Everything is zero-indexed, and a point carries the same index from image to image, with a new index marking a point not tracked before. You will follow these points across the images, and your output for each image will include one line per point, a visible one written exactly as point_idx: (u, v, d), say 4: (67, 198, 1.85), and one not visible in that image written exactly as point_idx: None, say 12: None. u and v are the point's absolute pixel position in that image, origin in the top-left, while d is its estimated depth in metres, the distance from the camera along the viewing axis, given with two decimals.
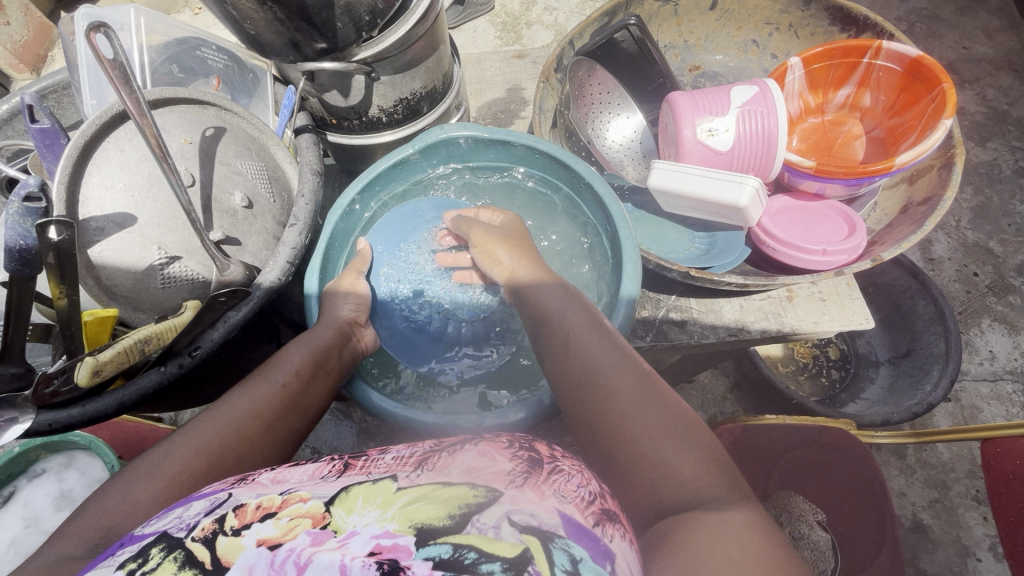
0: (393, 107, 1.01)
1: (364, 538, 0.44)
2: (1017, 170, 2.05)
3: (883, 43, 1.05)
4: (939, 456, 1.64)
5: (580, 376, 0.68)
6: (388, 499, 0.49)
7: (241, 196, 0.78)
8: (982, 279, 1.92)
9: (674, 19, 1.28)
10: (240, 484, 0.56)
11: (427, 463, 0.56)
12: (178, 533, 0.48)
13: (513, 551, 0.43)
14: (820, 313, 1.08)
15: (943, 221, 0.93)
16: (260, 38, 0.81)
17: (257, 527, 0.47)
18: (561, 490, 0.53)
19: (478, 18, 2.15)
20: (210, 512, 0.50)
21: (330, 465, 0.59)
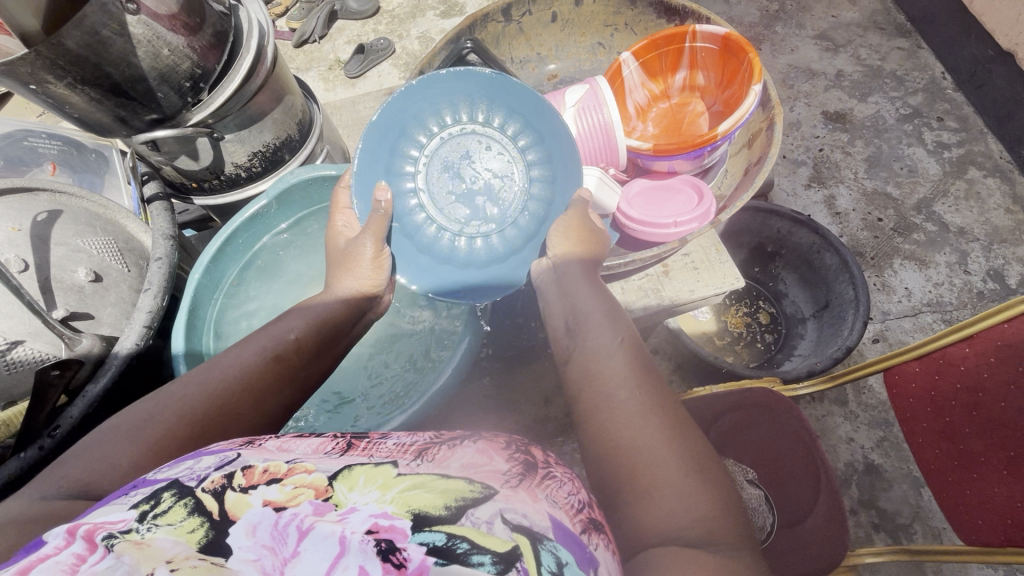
0: (249, 161, 1.05)
1: (363, 515, 0.42)
2: (899, 117, 2.18)
3: (696, 27, 1.14)
4: (877, 395, 1.70)
5: (600, 393, 0.68)
6: (388, 482, 0.48)
7: (85, 271, 0.80)
8: (886, 223, 2.01)
9: (522, 36, 1.37)
10: (249, 447, 0.53)
11: (426, 454, 0.57)
12: (189, 481, 0.46)
13: (505, 546, 0.42)
14: (695, 280, 1.14)
15: (769, 176, 1.01)
16: (87, 120, 0.83)
17: (263, 490, 0.45)
18: (554, 495, 0.54)
19: (382, 62, 2.22)
20: (221, 467, 0.48)
21: (333, 442, 0.57)
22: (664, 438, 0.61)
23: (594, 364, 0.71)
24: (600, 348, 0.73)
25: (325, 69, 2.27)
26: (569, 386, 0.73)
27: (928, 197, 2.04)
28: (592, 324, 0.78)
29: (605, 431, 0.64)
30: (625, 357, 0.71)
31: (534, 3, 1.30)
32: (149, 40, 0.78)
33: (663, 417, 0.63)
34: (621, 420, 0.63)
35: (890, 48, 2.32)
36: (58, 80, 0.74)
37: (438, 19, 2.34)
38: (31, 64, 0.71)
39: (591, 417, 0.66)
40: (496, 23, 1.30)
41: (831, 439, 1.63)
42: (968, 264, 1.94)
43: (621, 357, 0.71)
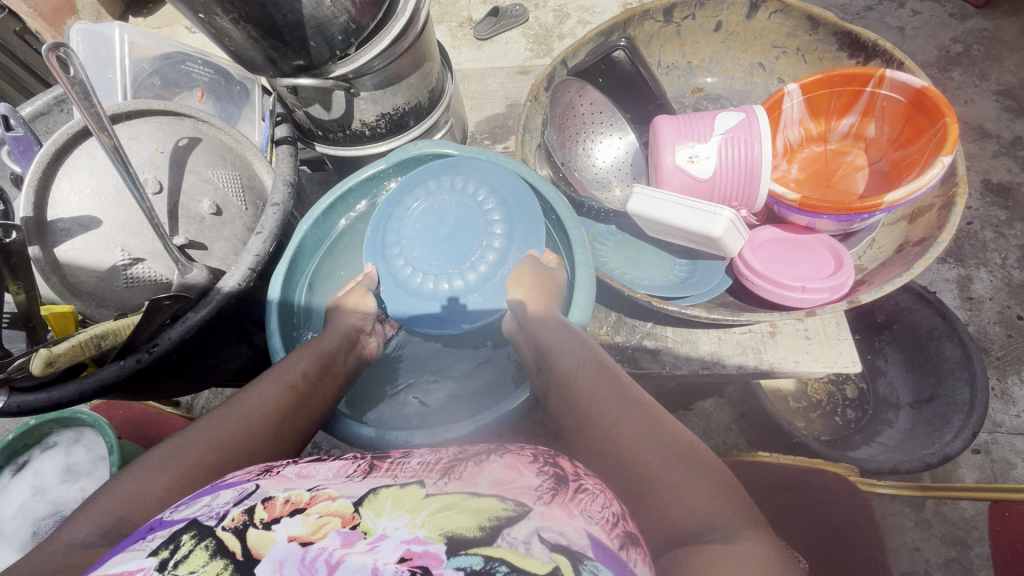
0: (376, 122, 1.04)
1: (394, 542, 0.44)
2: None
3: (887, 72, 0.99)
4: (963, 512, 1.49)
5: (587, 409, 0.69)
6: (417, 505, 0.50)
7: (209, 204, 0.82)
8: None
9: (677, 40, 1.26)
10: (266, 477, 0.57)
11: (453, 471, 0.57)
12: (208, 520, 0.48)
13: (545, 568, 0.42)
14: (803, 352, 1.03)
15: (932, 265, 0.87)
16: (240, 54, 0.84)
17: (286, 522, 0.47)
18: (588, 510, 0.51)
19: (511, 29, 2.16)
20: (240, 503, 0.51)
21: (354, 466, 0.61)
22: (642, 436, 0.62)
23: (573, 380, 0.73)
24: (571, 365, 0.74)
25: (455, 25, 2.23)
26: (556, 403, 0.74)
27: None
28: (564, 342, 0.78)
29: (597, 450, 0.64)
30: (592, 366, 0.73)
31: (702, 7, 1.19)
32: None
33: (637, 417, 0.64)
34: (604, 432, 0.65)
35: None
36: (226, 13, 0.75)
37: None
38: None
39: (580, 440, 0.67)
40: (653, 21, 1.20)
41: (896, 545, 1.46)
42: None
43: (592, 373, 0.73)
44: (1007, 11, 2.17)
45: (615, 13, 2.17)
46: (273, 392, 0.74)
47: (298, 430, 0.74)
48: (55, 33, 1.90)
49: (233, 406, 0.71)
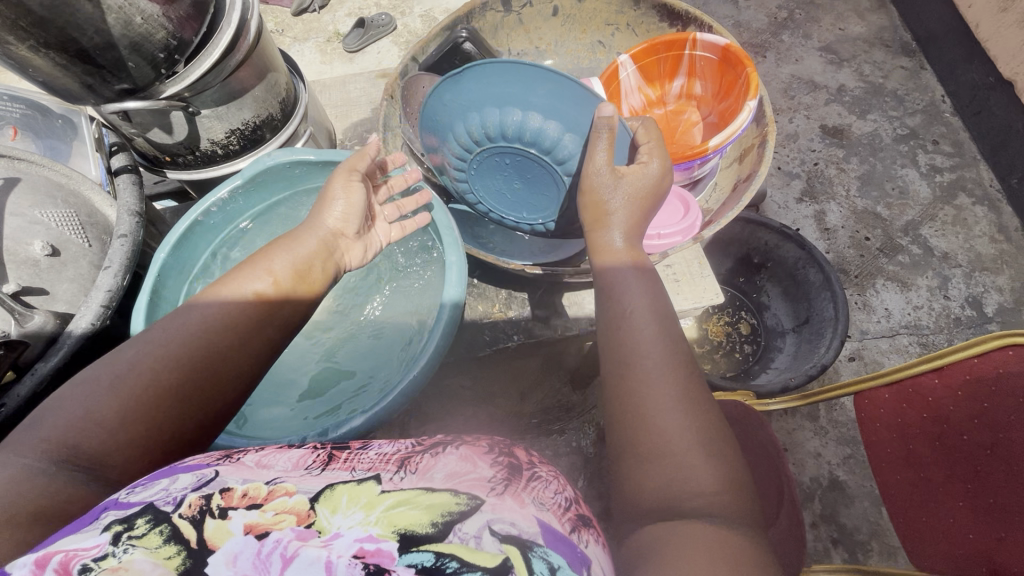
0: (226, 139, 1.01)
1: (348, 539, 0.43)
2: (896, 137, 2.14)
3: (697, 35, 1.12)
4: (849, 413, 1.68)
5: (626, 364, 0.65)
6: (372, 501, 0.48)
7: (42, 245, 0.77)
8: (873, 242, 1.99)
9: (521, 27, 1.33)
10: (226, 464, 0.53)
11: (409, 464, 0.54)
12: (165, 505, 0.45)
13: (495, 561, 0.43)
14: (675, 293, 1.13)
15: (756, 196, 0.99)
16: (52, 83, 0.80)
17: (243, 510, 0.45)
18: (540, 497, 0.54)
19: (381, 39, 2.16)
20: (198, 488, 0.48)
21: (313, 455, 0.58)
22: (670, 407, 0.61)
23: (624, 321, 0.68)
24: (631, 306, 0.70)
25: (324, 40, 2.20)
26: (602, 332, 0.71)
27: (916, 220, 2.01)
28: (622, 280, 0.73)
29: (625, 397, 0.63)
30: (655, 323, 0.68)
31: None
32: (120, 7, 0.75)
33: (676, 388, 0.62)
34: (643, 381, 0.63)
35: (894, 66, 2.27)
36: (20, 41, 0.71)
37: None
38: None
39: (614, 384, 0.65)
40: (494, 12, 1.26)
41: (799, 454, 1.62)
42: (948, 290, 1.91)
43: (654, 327, 0.68)
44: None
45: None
46: (204, 314, 0.65)
47: (241, 364, 0.65)
48: None
49: (155, 334, 0.62)
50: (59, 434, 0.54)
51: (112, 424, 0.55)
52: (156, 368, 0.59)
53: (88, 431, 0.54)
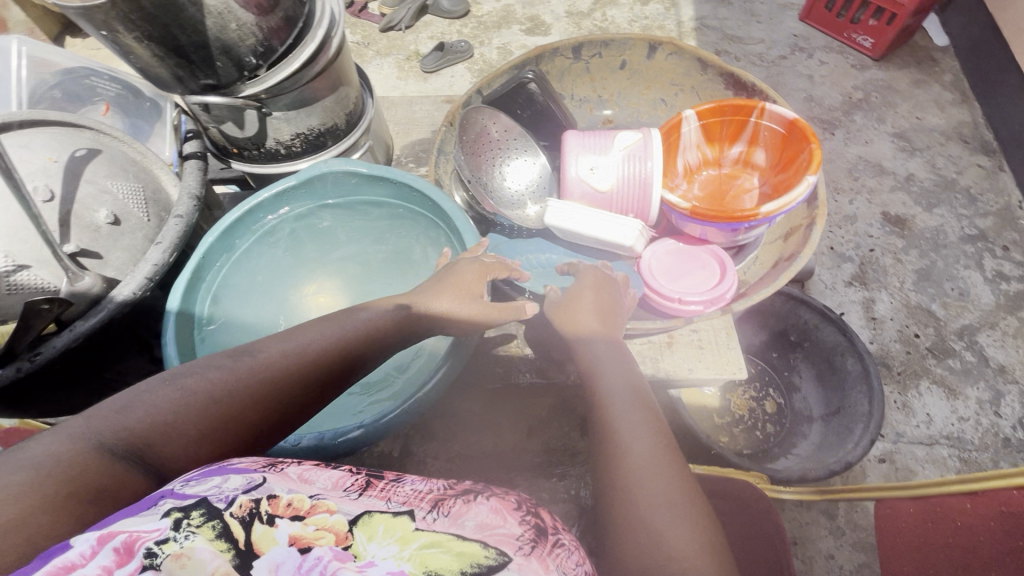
0: (291, 140, 1.07)
1: (381, 569, 0.45)
2: (963, 237, 2.02)
3: (766, 105, 1.11)
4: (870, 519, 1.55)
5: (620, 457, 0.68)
6: (407, 536, 0.49)
7: (105, 214, 0.82)
8: (922, 341, 1.86)
9: (587, 75, 1.37)
10: (270, 471, 0.54)
11: (442, 504, 0.56)
12: (217, 502, 0.46)
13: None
14: (696, 360, 1.10)
15: (794, 277, 0.97)
16: (147, 70, 0.87)
17: (287, 522, 0.47)
18: (565, 567, 0.52)
19: (456, 64, 2.26)
20: (249, 490, 0.49)
21: (351, 478, 0.58)
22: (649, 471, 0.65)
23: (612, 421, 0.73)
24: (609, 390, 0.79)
25: (403, 58, 2.31)
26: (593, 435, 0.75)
27: (973, 325, 1.88)
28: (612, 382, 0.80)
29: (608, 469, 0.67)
30: (631, 399, 0.77)
31: (607, 47, 1.31)
32: (220, 12, 0.81)
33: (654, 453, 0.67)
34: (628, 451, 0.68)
35: (971, 163, 2.15)
36: (128, 31, 0.78)
37: (521, 35, 2.37)
38: (106, 12, 0.75)
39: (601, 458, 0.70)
40: (563, 57, 1.31)
41: (808, 552, 1.50)
42: (999, 406, 1.77)
43: (633, 405, 0.75)
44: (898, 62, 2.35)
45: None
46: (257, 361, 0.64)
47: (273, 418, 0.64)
48: None
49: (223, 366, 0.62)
50: (136, 426, 0.54)
51: (186, 437, 0.56)
52: (247, 396, 0.62)
53: (160, 437, 0.55)
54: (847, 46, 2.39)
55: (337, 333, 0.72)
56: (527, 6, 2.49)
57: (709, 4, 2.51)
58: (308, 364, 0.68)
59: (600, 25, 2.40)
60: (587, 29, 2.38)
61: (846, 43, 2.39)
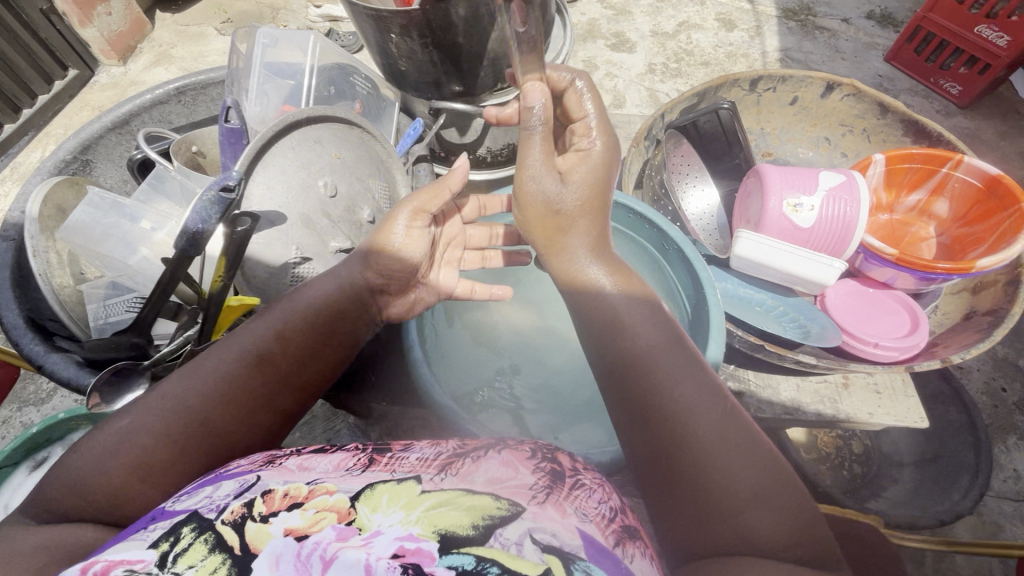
0: (499, 150, 1.08)
1: (388, 538, 0.45)
2: None
3: (965, 158, 1.12)
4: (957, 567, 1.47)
5: (691, 462, 0.52)
6: (412, 502, 0.50)
7: (368, 213, 0.83)
8: (1009, 395, 1.70)
9: (755, 108, 1.39)
10: (268, 468, 0.57)
11: (449, 467, 0.57)
12: (207, 513, 0.49)
13: (535, 570, 0.43)
14: (875, 405, 1.10)
15: (1009, 333, 0.96)
16: (406, 74, 0.89)
17: (284, 515, 0.47)
18: (583, 508, 0.54)
19: None
20: (240, 496, 0.51)
21: (355, 458, 0.60)
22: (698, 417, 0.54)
23: (653, 387, 0.56)
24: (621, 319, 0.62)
25: None
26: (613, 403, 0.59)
27: None
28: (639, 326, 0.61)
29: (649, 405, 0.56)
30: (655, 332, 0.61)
31: (784, 82, 1.32)
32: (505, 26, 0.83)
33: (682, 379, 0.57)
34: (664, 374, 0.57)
35: None
36: (418, 37, 0.80)
37: (606, 49, 2.27)
38: (411, 18, 0.77)
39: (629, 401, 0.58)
40: (739, 88, 1.32)
41: None
42: None
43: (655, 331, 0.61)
44: (983, 112, 2.14)
45: (641, 71, 2.21)
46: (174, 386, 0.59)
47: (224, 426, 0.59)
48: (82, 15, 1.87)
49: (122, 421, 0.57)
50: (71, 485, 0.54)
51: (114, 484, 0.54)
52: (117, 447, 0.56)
53: (90, 493, 0.54)
54: (930, 91, 2.19)
55: (206, 373, 0.60)
56: (611, 22, 2.39)
57: (793, 36, 2.34)
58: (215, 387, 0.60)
59: (684, 48, 2.28)
60: (672, 49, 2.28)
61: (929, 88, 2.19)
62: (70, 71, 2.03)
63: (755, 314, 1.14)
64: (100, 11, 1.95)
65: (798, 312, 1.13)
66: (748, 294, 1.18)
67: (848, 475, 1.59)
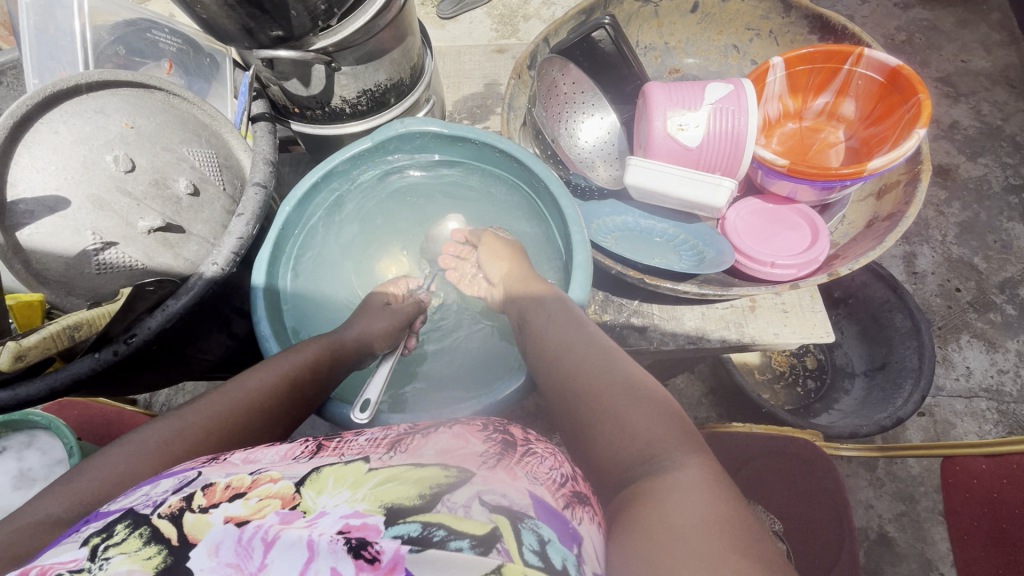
0: (357, 98, 1.00)
1: (332, 517, 0.41)
2: (1007, 187, 1.73)
3: (865, 51, 1.04)
4: (909, 469, 1.39)
5: (597, 397, 0.59)
6: (358, 481, 0.46)
7: (186, 183, 0.75)
8: (963, 295, 1.61)
9: (655, 20, 1.27)
10: (211, 464, 0.52)
11: (399, 444, 0.54)
12: (144, 509, 0.45)
13: (484, 529, 0.40)
14: (782, 324, 1.07)
15: (901, 237, 0.92)
16: (213, 22, 0.79)
17: (226, 506, 0.43)
18: (533, 472, 0.50)
19: (475, 9, 2.00)
20: (180, 489, 0.46)
21: (303, 446, 0.56)
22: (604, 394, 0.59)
23: (567, 368, 0.65)
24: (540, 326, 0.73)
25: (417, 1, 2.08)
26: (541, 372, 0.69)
27: (1016, 279, 1.62)
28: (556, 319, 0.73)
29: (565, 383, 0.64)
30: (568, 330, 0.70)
31: None
32: None
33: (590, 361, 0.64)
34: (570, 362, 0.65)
35: (1017, 109, 1.82)
36: None
37: None
38: None
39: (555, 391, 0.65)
40: (632, 1, 1.20)
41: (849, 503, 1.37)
42: None
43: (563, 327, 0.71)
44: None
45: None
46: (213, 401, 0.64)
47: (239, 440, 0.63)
48: None
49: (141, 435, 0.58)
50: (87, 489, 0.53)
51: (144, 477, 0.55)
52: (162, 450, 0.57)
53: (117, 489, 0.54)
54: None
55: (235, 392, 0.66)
56: None
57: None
58: (257, 402, 0.67)
59: None
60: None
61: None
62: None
63: (653, 246, 1.07)
64: None
65: (697, 239, 1.07)
66: (647, 224, 1.11)
67: (802, 392, 1.60)
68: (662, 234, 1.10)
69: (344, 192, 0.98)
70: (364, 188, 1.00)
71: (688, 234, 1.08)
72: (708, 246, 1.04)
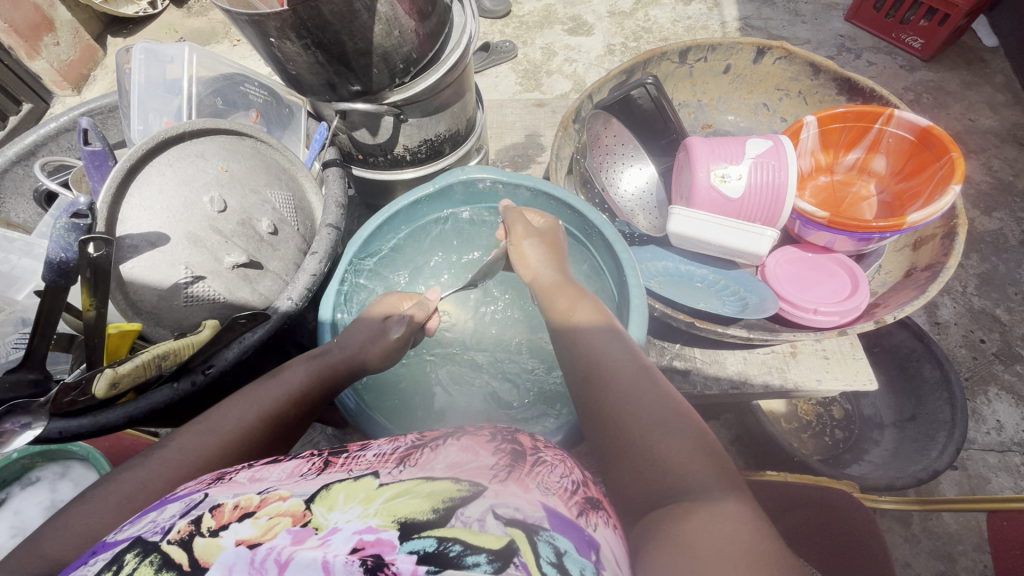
0: (417, 147, 1.06)
1: (346, 533, 0.37)
2: None
3: (895, 111, 1.10)
4: (944, 525, 1.38)
5: (625, 437, 0.56)
6: (371, 495, 0.42)
7: (268, 223, 0.80)
8: (988, 346, 1.62)
9: (689, 80, 1.35)
10: (217, 485, 0.48)
11: (409, 458, 0.49)
12: (152, 536, 0.40)
13: (499, 543, 0.37)
14: (824, 370, 1.09)
15: (944, 288, 0.94)
16: (300, 78, 0.86)
17: (236, 527, 0.39)
18: (545, 482, 0.47)
19: (501, 64, 2.12)
20: (188, 513, 0.42)
21: (309, 463, 0.51)
22: (650, 426, 0.55)
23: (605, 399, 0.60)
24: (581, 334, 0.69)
25: None
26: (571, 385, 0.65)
27: None
28: (594, 335, 0.68)
29: (597, 407, 0.60)
30: (604, 341, 0.67)
31: (714, 51, 1.29)
32: (388, 19, 0.81)
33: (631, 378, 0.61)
34: (610, 378, 0.61)
35: None
36: (298, 39, 0.78)
37: (564, 34, 2.21)
38: (283, 20, 0.75)
39: (588, 410, 0.61)
40: (669, 62, 1.29)
41: None
42: None
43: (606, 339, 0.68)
44: (947, 63, 2.11)
45: (601, 53, 2.16)
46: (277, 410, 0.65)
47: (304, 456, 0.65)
48: (29, 50, 1.87)
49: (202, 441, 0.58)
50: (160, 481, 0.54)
51: None
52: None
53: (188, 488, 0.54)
54: (893, 47, 2.15)
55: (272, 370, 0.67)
56: (567, 6, 2.32)
57: (751, 3, 2.29)
58: None
59: (642, 26, 2.23)
60: (630, 29, 2.22)
61: (892, 44, 2.15)
62: (24, 106, 1.97)
63: (694, 289, 1.10)
64: (48, 42, 1.93)
65: (739, 286, 1.09)
66: (689, 268, 1.14)
67: (831, 442, 1.56)
68: (703, 279, 1.13)
69: (401, 236, 1.03)
70: (420, 232, 1.06)
71: (729, 279, 1.11)
72: (750, 292, 1.07)
